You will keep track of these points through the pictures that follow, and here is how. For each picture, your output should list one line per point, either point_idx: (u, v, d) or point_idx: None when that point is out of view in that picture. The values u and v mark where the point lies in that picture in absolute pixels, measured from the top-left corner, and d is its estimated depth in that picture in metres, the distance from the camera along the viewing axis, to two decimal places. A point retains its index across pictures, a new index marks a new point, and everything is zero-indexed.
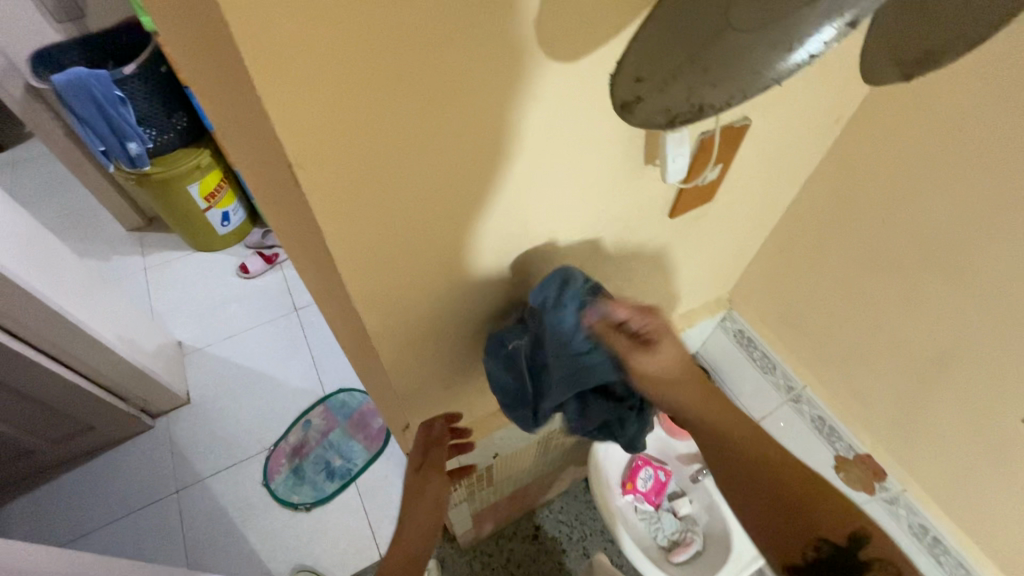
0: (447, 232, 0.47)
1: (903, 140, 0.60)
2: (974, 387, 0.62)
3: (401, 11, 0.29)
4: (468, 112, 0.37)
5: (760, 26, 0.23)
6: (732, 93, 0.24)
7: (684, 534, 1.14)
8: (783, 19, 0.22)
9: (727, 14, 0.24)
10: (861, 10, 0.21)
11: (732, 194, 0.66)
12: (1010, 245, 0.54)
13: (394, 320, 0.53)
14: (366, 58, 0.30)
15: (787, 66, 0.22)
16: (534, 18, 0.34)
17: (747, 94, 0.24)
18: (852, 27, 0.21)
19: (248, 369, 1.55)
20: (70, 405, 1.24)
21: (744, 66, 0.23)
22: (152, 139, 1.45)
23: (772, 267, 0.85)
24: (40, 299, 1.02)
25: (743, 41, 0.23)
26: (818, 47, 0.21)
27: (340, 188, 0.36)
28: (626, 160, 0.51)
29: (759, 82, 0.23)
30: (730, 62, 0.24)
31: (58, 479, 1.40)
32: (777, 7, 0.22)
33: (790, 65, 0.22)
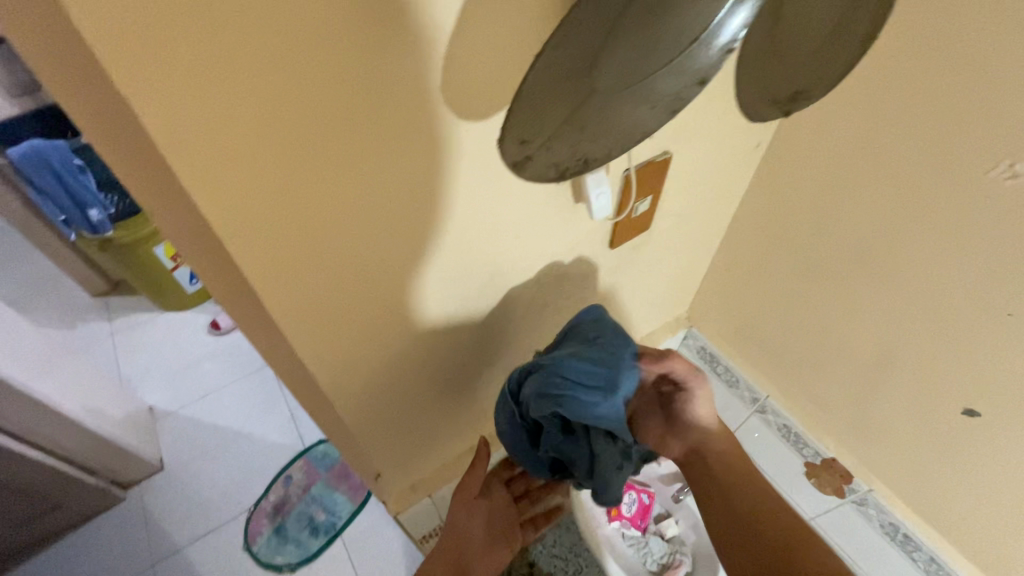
0: (391, 282, 0.48)
1: (816, 160, 0.65)
2: (914, 383, 0.66)
3: (315, 89, 0.32)
4: (394, 170, 0.40)
5: (622, 89, 0.26)
6: (609, 146, 0.28)
7: (673, 556, 1.14)
8: (640, 84, 0.25)
9: (591, 78, 0.27)
10: (705, 72, 0.24)
11: (670, 220, 0.70)
12: (922, 248, 0.58)
13: (349, 370, 0.54)
14: (286, 132, 0.33)
15: (650, 121, 0.26)
16: (444, 84, 0.37)
17: (623, 144, 0.28)
18: (700, 84, 0.25)
19: (222, 429, 1.52)
20: (35, 484, 1.19)
21: (615, 123, 0.27)
22: (115, 204, 1.45)
23: (722, 283, 0.88)
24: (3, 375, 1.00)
25: (610, 103, 0.26)
26: (673, 105, 0.25)
27: (274, 251, 0.38)
28: (559, 199, 0.54)
29: (629, 136, 0.27)
30: (603, 121, 0.27)
31: (23, 566, 1.33)
32: (633, 71, 0.25)
33: (655, 122, 0.26)
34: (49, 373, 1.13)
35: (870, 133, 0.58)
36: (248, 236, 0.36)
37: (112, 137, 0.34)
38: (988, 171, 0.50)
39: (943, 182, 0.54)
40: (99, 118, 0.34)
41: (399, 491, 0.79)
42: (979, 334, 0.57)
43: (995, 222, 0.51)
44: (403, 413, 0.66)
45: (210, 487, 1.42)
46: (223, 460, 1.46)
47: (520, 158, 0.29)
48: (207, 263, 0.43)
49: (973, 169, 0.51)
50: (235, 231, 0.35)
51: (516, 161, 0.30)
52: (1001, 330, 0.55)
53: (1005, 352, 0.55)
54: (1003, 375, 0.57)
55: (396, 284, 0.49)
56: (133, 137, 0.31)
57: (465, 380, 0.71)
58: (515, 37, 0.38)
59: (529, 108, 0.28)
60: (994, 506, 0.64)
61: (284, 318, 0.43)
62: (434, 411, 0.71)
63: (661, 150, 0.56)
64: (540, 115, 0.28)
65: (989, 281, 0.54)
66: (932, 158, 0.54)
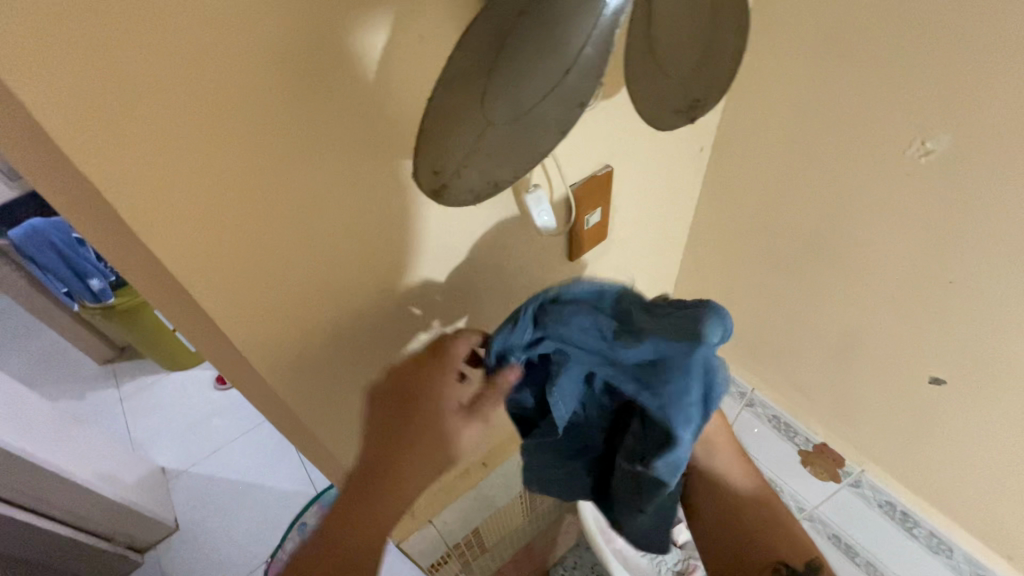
0: (361, 316, 0.51)
1: (760, 157, 0.68)
2: (885, 360, 0.67)
3: (259, 146, 0.34)
4: (348, 212, 0.42)
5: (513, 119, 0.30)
6: (513, 169, 0.32)
7: (687, 563, 1.16)
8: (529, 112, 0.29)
9: (486, 108, 0.30)
10: (586, 97, 0.28)
11: (628, 229, 0.73)
12: (868, 230, 0.61)
13: (332, 404, 0.56)
14: (237, 188, 0.35)
15: (544, 143, 0.30)
16: (384, 127, 0.40)
17: (525, 166, 0.32)
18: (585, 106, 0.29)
19: (234, 482, 1.53)
20: (52, 558, 1.20)
21: (515, 148, 0.31)
22: (113, 271, 1.51)
23: (695, 284, 0.91)
24: (14, 450, 1.02)
25: (506, 131, 0.30)
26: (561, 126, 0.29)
27: (240, 300, 0.40)
28: (513, 220, 0.57)
29: (529, 158, 0.31)
30: (504, 148, 0.31)
31: None
32: (520, 102, 0.29)
33: (548, 144, 0.30)
34: (61, 445, 1.15)
35: (801, 129, 0.62)
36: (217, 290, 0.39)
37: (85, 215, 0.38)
38: (906, 151, 0.54)
39: (871, 166, 0.57)
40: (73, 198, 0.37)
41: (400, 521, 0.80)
42: (930, 305, 0.60)
43: (922, 199, 0.55)
44: None
45: (227, 543, 1.42)
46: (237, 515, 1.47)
47: (436, 187, 0.33)
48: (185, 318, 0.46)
49: (894, 152, 0.55)
50: (199, 286, 0.37)
51: (431, 189, 0.33)
52: (947, 298, 0.58)
53: (961, 320, 0.58)
54: (958, 342, 0.59)
55: (367, 319, 0.52)
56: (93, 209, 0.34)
57: None
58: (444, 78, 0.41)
59: (438, 143, 0.32)
60: (982, 473, 0.65)
61: (262, 363, 0.46)
62: None
63: (602, 164, 0.60)
64: (448, 148, 0.32)
65: (928, 253, 0.57)
66: (859, 146, 0.57)
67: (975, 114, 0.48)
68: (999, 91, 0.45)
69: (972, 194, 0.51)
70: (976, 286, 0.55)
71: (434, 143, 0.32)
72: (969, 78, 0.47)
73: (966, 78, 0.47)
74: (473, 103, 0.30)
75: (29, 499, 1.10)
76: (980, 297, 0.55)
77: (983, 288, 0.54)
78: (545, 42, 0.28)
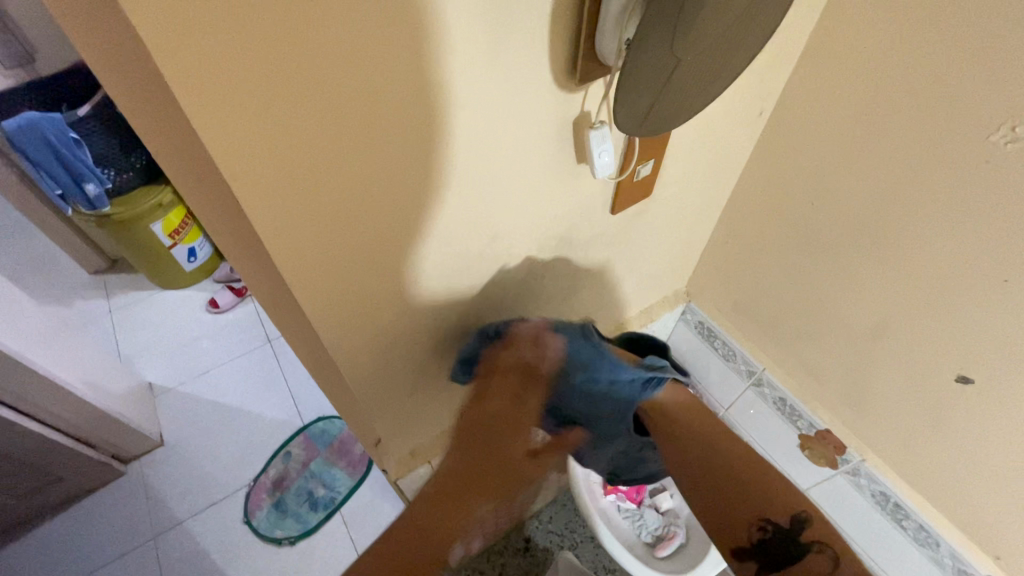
0: (395, 240, 0.49)
1: (822, 128, 0.65)
2: (913, 355, 0.67)
3: (334, 29, 0.32)
4: (400, 114, 0.39)
5: (718, 51, 0.32)
6: (717, 82, 0.35)
7: (667, 528, 1.19)
8: (735, 41, 0.32)
9: (680, 52, 0.31)
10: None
11: (672, 188, 0.70)
12: (925, 218, 0.59)
13: (351, 329, 0.54)
14: (298, 77, 0.33)
15: (755, 50, 0.33)
16: (458, 28, 0.37)
17: (730, 77, 0.35)
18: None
19: (223, 404, 1.42)
20: (38, 460, 1.11)
21: (720, 66, 0.34)
22: (111, 178, 1.34)
23: (721, 258, 0.89)
24: (23, 361, 0.95)
25: (712, 61, 0.33)
26: (760, 25, 0.32)
27: (274, 192, 0.37)
28: (565, 159, 0.55)
29: (735, 65, 0.34)
30: (712, 68, 0.33)
31: (16, 544, 1.23)
32: (728, 34, 0.32)
33: (760, 47, 0.33)
34: (50, 346, 1.04)
35: (878, 102, 0.58)
36: (247, 170, 0.35)
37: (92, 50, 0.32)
38: (991, 136, 0.50)
39: (947, 149, 0.54)
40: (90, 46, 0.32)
41: (399, 457, 0.81)
42: (977, 299, 0.57)
43: (995, 193, 0.52)
44: (405, 379, 0.67)
45: (215, 461, 1.32)
46: (225, 436, 1.37)
47: (632, 118, 0.35)
48: (207, 202, 0.42)
49: (978, 135, 0.51)
50: (245, 174, 0.35)
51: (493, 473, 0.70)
52: (998, 298, 0.56)
53: (1006, 320, 0.56)
54: (994, 341, 0.58)
55: (395, 236, 0.48)
56: (151, 80, 0.31)
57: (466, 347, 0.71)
58: None
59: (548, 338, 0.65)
60: (988, 473, 0.65)
61: (281, 259, 0.42)
62: (437, 378, 0.72)
63: None
64: (626, 98, 0.33)
65: (983, 247, 0.55)
66: (935, 128, 0.54)
67: None
68: None
69: None
70: None
71: (622, 93, 0.32)
72: None
73: None
74: (661, 44, 0.30)
75: (28, 406, 1.02)
76: None
77: None
78: None
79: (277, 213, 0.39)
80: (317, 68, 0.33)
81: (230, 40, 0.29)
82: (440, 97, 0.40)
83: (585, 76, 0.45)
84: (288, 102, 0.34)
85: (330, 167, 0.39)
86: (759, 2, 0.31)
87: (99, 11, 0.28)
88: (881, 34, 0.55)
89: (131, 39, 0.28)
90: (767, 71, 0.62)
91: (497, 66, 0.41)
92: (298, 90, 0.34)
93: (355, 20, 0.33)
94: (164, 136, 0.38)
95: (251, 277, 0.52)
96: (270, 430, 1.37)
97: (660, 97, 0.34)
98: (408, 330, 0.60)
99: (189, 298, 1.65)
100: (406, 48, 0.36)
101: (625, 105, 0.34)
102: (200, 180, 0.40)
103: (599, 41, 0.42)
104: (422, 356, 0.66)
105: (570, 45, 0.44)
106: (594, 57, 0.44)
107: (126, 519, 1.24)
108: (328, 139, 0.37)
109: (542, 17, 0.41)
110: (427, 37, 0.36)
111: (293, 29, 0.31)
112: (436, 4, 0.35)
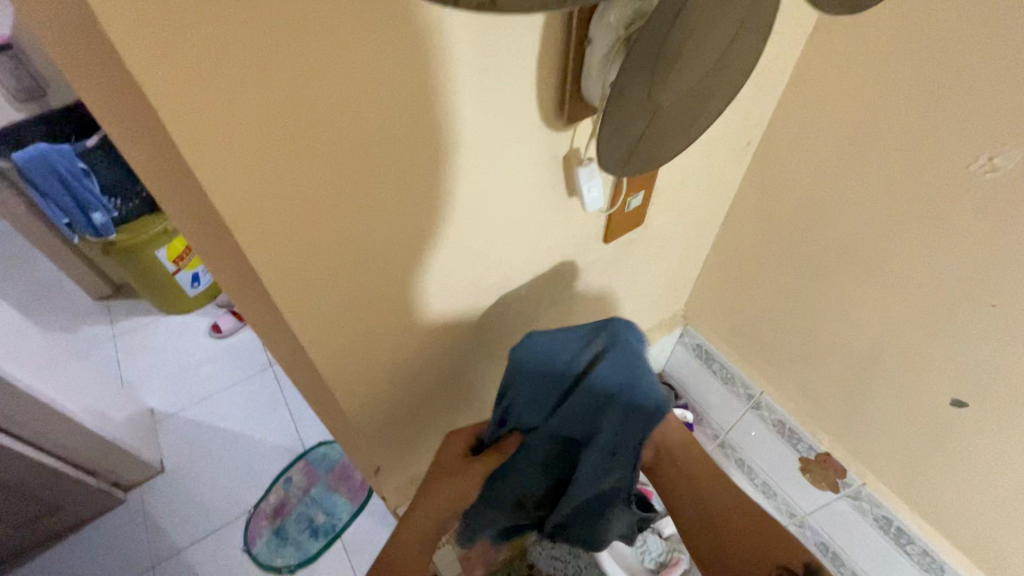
0: (391, 274, 0.50)
1: (807, 156, 0.67)
2: (907, 378, 0.67)
3: (330, 80, 0.34)
4: (394, 156, 0.41)
5: (696, 95, 0.34)
6: (695, 125, 0.36)
7: (671, 555, 1.17)
8: (711, 85, 0.34)
9: (658, 98, 0.33)
10: (745, 38, 0.33)
11: (663, 216, 0.72)
12: (911, 244, 0.60)
13: (349, 359, 0.55)
14: (295, 126, 0.35)
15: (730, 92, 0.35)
16: (448, 74, 0.39)
17: (708, 118, 0.36)
18: (744, 38, 0.33)
19: (223, 430, 1.42)
20: (38, 488, 1.11)
21: (697, 108, 0.35)
22: (118, 207, 1.37)
23: (717, 281, 0.90)
24: (26, 389, 0.96)
25: (689, 104, 0.35)
26: (735, 69, 0.34)
27: (272, 231, 0.39)
28: (557, 191, 0.56)
29: (712, 106, 0.36)
30: (690, 110, 0.35)
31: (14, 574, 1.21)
32: (704, 80, 0.33)
33: (735, 89, 0.35)
34: (54, 374, 1.05)
35: (860, 131, 0.60)
36: (245, 212, 0.37)
37: (101, 103, 0.34)
38: (970, 164, 0.52)
39: (929, 176, 0.55)
40: (98, 98, 0.34)
41: (398, 484, 0.81)
42: (967, 323, 0.58)
43: (977, 219, 0.53)
44: (403, 407, 0.68)
45: (214, 488, 1.32)
46: (225, 462, 1.37)
47: (618, 162, 0.36)
48: (208, 239, 0.43)
49: (957, 163, 0.53)
50: (241, 214, 0.37)
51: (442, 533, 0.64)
52: (987, 320, 0.56)
53: (996, 342, 0.56)
54: (986, 362, 0.58)
55: (392, 269, 0.50)
56: (155, 130, 0.32)
57: (464, 374, 0.72)
58: (512, 34, 0.39)
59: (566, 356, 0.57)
60: (987, 496, 0.64)
61: (279, 293, 0.43)
62: (436, 405, 0.72)
63: None
64: (609, 144, 0.34)
65: (969, 270, 0.56)
66: (915, 156, 0.56)
67: None
68: None
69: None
70: (1021, 310, 0.53)
71: (606, 138, 0.34)
72: None
73: None
74: (641, 92, 0.32)
75: (29, 434, 1.03)
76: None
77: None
78: (702, 17, 0.29)
79: (275, 251, 0.40)
80: (315, 116, 0.35)
81: (231, 94, 0.31)
82: (433, 138, 0.42)
83: (572, 115, 0.47)
84: (286, 147, 0.35)
85: (327, 207, 0.41)
86: (731, 52, 0.33)
87: (107, 69, 0.30)
88: (860, 67, 0.57)
89: (137, 95, 0.30)
90: (752, 103, 0.64)
91: (486, 108, 0.43)
92: (297, 137, 0.35)
93: (351, 71, 0.35)
94: (166, 180, 0.39)
95: (250, 310, 0.53)
96: (271, 456, 1.37)
97: (641, 141, 0.35)
98: (405, 359, 0.61)
99: (192, 324, 1.67)
100: (399, 95, 0.38)
101: (609, 151, 0.35)
102: (202, 220, 0.42)
103: (584, 84, 0.44)
104: (420, 385, 0.67)
105: (557, 88, 0.46)
106: (580, 98, 0.46)
107: (124, 549, 1.23)
108: (325, 180, 0.39)
109: (529, 66, 0.43)
110: (420, 84, 0.38)
111: (292, 82, 0.33)
112: (428, 54, 0.37)
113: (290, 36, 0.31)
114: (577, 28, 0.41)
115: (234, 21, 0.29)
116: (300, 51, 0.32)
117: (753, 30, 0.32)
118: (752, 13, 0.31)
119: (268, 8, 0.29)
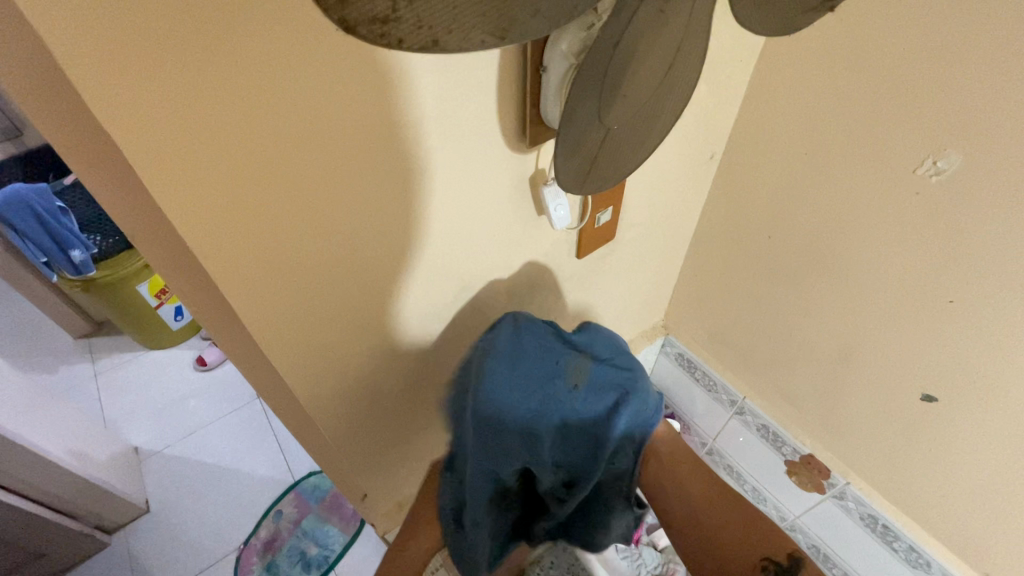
0: (366, 299, 0.51)
1: (768, 166, 0.69)
2: (878, 377, 0.69)
3: (296, 116, 0.36)
4: (363, 185, 0.42)
5: (642, 115, 0.36)
6: (644, 142, 0.39)
7: (667, 566, 1.18)
8: (655, 105, 0.36)
9: (607, 120, 0.35)
10: (683, 60, 0.35)
11: (635, 230, 0.74)
12: (870, 247, 0.62)
13: (329, 386, 0.55)
14: (263, 161, 0.36)
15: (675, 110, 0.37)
16: (412, 105, 0.41)
17: (656, 135, 0.38)
18: (683, 61, 0.35)
19: (209, 465, 1.39)
20: (19, 536, 1.08)
21: (644, 127, 0.37)
22: (97, 243, 1.36)
23: (693, 290, 0.92)
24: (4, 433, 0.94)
25: (637, 124, 0.37)
26: (676, 90, 0.37)
27: (244, 263, 0.40)
28: (527, 210, 0.58)
29: (658, 124, 0.38)
30: (638, 129, 0.37)
31: None
32: (649, 101, 0.36)
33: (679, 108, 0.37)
34: (33, 415, 1.03)
35: (816, 141, 0.63)
36: (216, 247, 0.38)
37: (70, 147, 0.34)
38: (918, 168, 0.54)
39: (883, 180, 0.58)
40: (67, 143, 0.34)
41: (386, 509, 0.80)
42: (928, 321, 0.60)
43: (930, 220, 0.56)
44: (386, 432, 0.68)
45: (200, 526, 1.29)
46: (212, 498, 1.34)
47: (574, 182, 0.38)
48: (179, 273, 0.44)
49: (906, 169, 0.55)
50: (212, 248, 0.37)
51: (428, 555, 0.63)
52: (947, 317, 0.58)
53: (956, 337, 0.58)
54: (949, 357, 0.60)
55: (367, 295, 0.50)
56: (124, 172, 0.33)
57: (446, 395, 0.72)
58: (471, 65, 0.41)
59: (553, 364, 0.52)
60: (963, 488, 0.66)
61: (254, 324, 0.44)
62: (419, 428, 0.72)
63: None
64: (566, 166, 0.36)
65: (925, 269, 0.58)
66: (867, 164, 0.59)
67: (993, 136, 0.48)
68: (1005, 109, 0.46)
69: (973, 215, 0.52)
70: (977, 305, 0.55)
71: (562, 160, 0.35)
72: (992, 105, 0.47)
73: (992, 101, 0.47)
74: (590, 115, 0.34)
75: (8, 479, 1.00)
76: (980, 314, 0.55)
77: (982, 307, 0.55)
78: (641, 44, 0.31)
79: (247, 282, 0.41)
80: (282, 149, 0.36)
81: (198, 135, 0.32)
82: (400, 166, 0.43)
83: (534, 138, 0.49)
84: (255, 182, 0.36)
85: (298, 238, 0.41)
86: (672, 74, 0.35)
87: (75, 115, 0.31)
88: (810, 81, 0.60)
89: (101, 136, 0.31)
90: (711, 118, 0.67)
91: (452, 135, 0.45)
92: (263, 170, 0.36)
93: (315, 105, 0.36)
94: (137, 218, 0.40)
95: (227, 343, 0.53)
96: (259, 489, 1.35)
97: (595, 161, 0.37)
98: (386, 383, 0.62)
99: (175, 358, 1.65)
100: (364, 127, 0.39)
101: (566, 171, 0.36)
102: (174, 256, 0.42)
103: (543, 108, 0.46)
104: (403, 408, 0.67)
105: (519, 114, 0.48)
106: (540, 121, 0.48)
107: None
108: (294, 210, 0.40)
109: (490, 94, 0.45)
110: (385, 116, 0.40)
111: (257, 118, 0.34)
112: (391, 88, 0.39)
113: (252, 73, 0.32)
114: (532, 56, 0.43)
115: (195, 62, 0.30)
116: (264, 90, 0.33)
117: (690, 53, 0.35)
118: (687, 38, 0.33)
119: (233, 50, 0.31)
